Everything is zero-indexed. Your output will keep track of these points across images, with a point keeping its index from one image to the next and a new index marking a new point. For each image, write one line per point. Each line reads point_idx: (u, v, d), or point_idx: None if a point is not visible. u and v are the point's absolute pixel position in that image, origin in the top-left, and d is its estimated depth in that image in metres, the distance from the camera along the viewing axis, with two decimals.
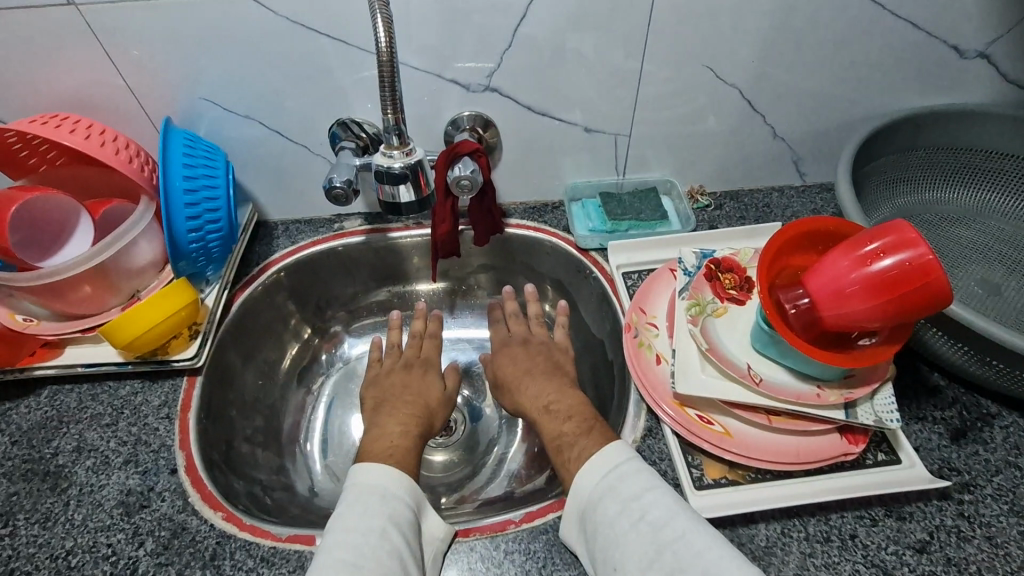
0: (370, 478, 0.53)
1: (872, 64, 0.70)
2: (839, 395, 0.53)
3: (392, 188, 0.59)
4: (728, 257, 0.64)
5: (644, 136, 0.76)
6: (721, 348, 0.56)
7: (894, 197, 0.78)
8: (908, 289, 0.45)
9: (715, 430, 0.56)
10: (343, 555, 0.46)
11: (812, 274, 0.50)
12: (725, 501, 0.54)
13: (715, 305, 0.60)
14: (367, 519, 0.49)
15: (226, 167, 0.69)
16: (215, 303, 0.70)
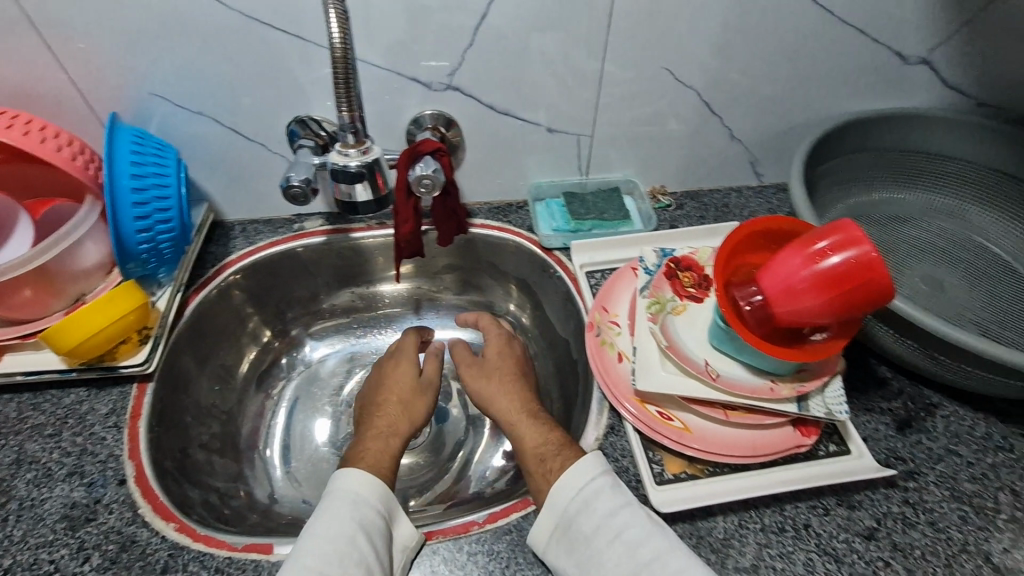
0: (347, 484, 0.52)
1: (823, 68, 0.72)
2: (792, 390, 0.55)
3: (348, 186, 0.58)
4: (687, 255, 0.65)
5: (606, 137, 0.77)
6: (679, 345, 0.57)
7: (846, 197, 0.80)
8: (855, 286, 0.46)
9: (675, 426, 0.57)
10: (315, 563, 0.46)
11: (765, 271, 0.51)
12: (684, 495, 0.55)
13: (675, 303, 0.61)
14: (337, 528, 0.48)
15: (178, 166, 0.67)
16: (167, 306, 0.68)
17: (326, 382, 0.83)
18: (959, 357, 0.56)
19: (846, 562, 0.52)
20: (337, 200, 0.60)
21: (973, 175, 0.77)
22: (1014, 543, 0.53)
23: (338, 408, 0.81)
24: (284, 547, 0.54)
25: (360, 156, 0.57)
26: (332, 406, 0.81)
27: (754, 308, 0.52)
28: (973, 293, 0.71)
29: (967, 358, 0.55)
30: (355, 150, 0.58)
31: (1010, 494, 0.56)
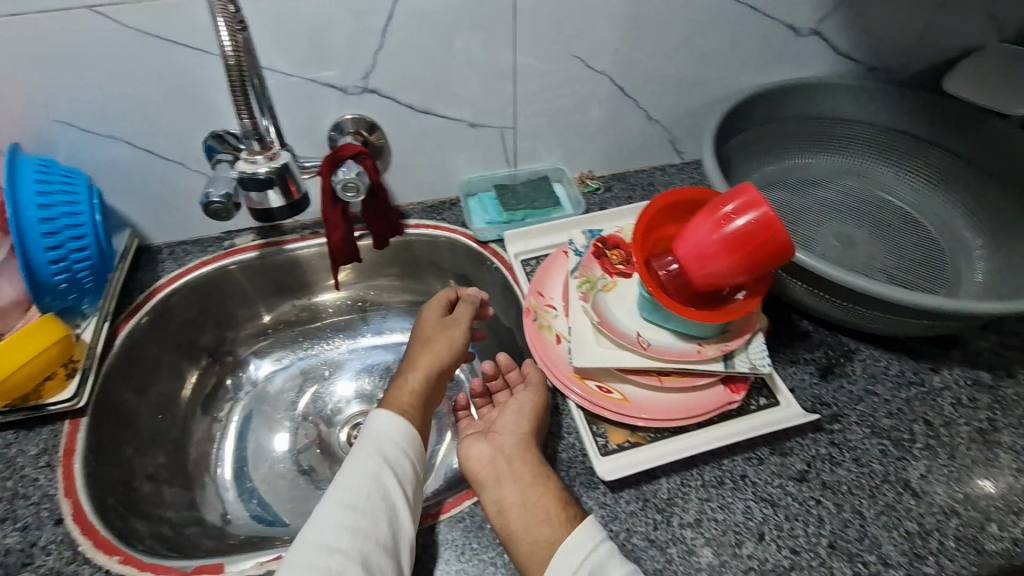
0: (373, 426, 0.57)
1: (724, 46, 0.76)
2: (718, 350, 0.57)
3: (259, 194, 0.58)
4: (613, 235, 0.68)
5: (529, 127, 0.79)
6: (612, 320, 0.59)
7: (762, 165, 0.84)
8: (758, 245, 0.49)
9: (614, 397, 0.59)
10: (342, 497, 0.51)
11: (679, 240, 0.54)
12: (629, 462, 0.56)
13: (605, 281, 0.63)
14: (366, 465, 0.53)
15: (91, 192, 0.65)
16: (94, 337, 0.65)
17: (275, 399, 0.82)
18: (862, 301, 0.61)
19: (781, 505, 0.55)
20: (250, 210, 0.59)
21: (872, 135, 0.83)
22: (928, 469, 0.57)
23: (294, 420, 0.80)
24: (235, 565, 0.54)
25: (269, 162, 0.57)
26: (288, 419, 0.80)
27: (672, 275, 0.55)
28: (880, 244, 0.76)
29: (869, 301, 0.60)
30: (263, 157, 0.58)
31: (922, 425, 0.60)
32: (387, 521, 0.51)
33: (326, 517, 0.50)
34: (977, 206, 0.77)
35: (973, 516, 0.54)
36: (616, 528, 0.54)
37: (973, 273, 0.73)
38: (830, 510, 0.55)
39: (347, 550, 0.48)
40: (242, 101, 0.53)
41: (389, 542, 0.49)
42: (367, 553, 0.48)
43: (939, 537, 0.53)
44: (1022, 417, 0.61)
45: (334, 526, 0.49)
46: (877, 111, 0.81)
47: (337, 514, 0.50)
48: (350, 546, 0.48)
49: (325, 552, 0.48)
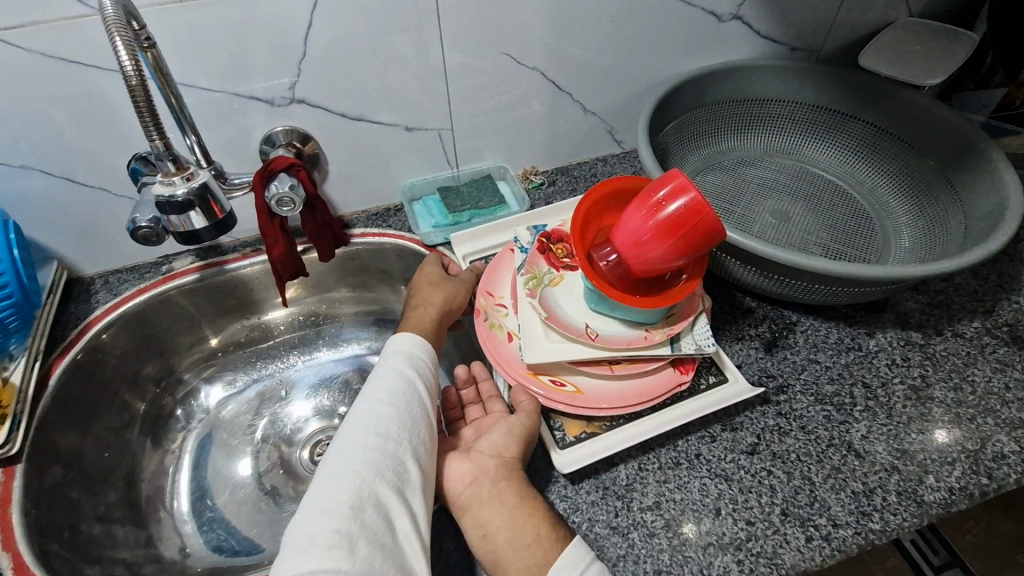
0: (402, 344, 0.62)
1: (650, 37, 0.78)
2: (664, 334, 0.58)
3: (180, 217, 0.55)
4: (557, 229, 0.68)
5: (466, 128, 0.79)
6: (559, 314, 0.59)
7: (698, 149, 0.86)
8: (691, 228, 0.50)
9: (568, 390, 0.59)
10: (383, 396, 0.55)
11: (616, 230, 0.55)
12: (588, 453, 0.57)
13: (552, 275, 0.62)
14: (398, 375, 0.58)
15: (5, 227, 0.61)
16: (24, 379, 0.62)
17: (231, 424, 0.79)
18: (792, 274, 0.63)
19: (735, 480, 0.57)
20: (174, 234, 0.56)
21: (799, 113, 0.86)
22: (869, 429, 0.60)
23: (253, 444, 0.78)
24: None
25: (186, 183, 0.55)
26: (247, 444, 0.78)
27: (613, 265, 0.55)
28: (814, 217, 0.80)
29: (798, 274, 0.63)
30: (181, 178, 0.55)
31: (862, 387, 0.63)
32: (426, 422, 0.55)
33: (373, 410, 0.54)
34: (899, 173, 0.81)
35: (913, 469, 0.57)
36: (578, 519, 0.55)
37: (900, 238, 0.77)
38: (781, 479, 0.56)
39: (398, 438, 0.52)
40: (152, 122, 0.51)
41: (428, 439, 0.54)
42: (413, 443, 0.53)
43: (882, 493, 0.55)
44: (950, 370, 0.65)
45: (383, 418, 0.53)
46: (802, 90, 0.85)
47: (383, 407, 0.54)
48: (398, 435, 0.52)
49: (379, 437, 0.51)
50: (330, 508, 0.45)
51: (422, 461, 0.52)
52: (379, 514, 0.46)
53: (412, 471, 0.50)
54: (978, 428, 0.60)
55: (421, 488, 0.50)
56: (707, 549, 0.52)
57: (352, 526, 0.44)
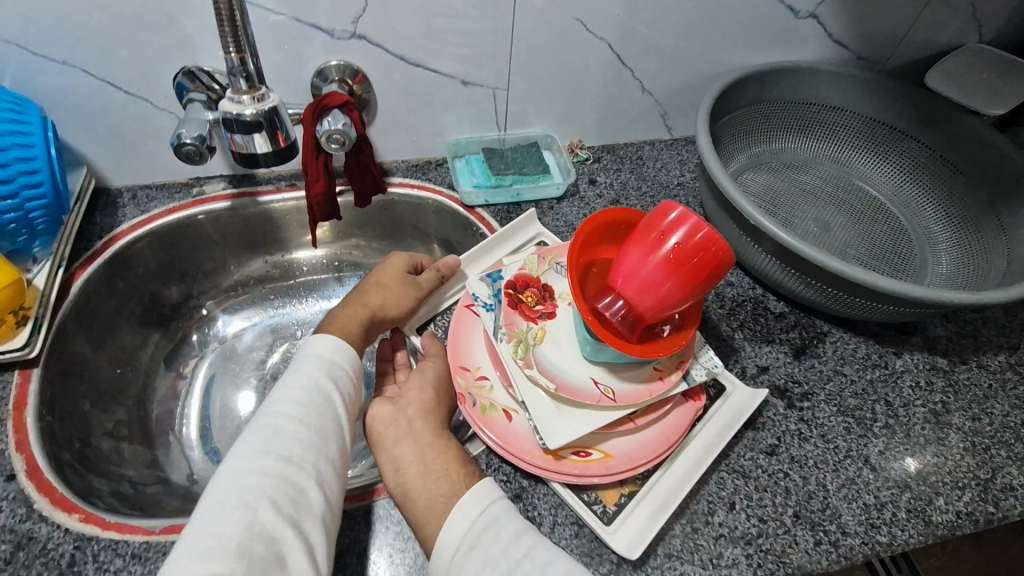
0: (323, 347, 0.56)
1: (724, 22, 0.76)
2: (678, 373, 0.55)
3: (244, 137, 0.52)
4: (518, 273, 0.61)
5: (521, 91, 0.77)
6: (566, 381, 0.53)
7: (747, 147, 0.86)
8: (700, 261, 0.46)
9: (597, 459, 0.53)
10: (289, 412, 0.49)
11: (619, 277, 0.49)
12: (634, 523, 0.52)
13: (532, 331, 0.57)
14: (311, 383, 0.52)
15: (44, 122, 0.58)
16: (47, 284, 0.60)
17: (245, 357, 0.79)
18: (829, 281, 0.64)
19: (752, 477, 0.57)
20: (233, 154, 0.54)
21: (853, 124, 0.85)
22: (886, 446, 0.61)
23: (261, 379, 0.77)
24: None
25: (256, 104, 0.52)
26: (255, 378, 0.77)
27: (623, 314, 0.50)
28: (854, 232, 0.79)
29: (834, 281, 0.64)
30: (250, 97, 0.53)
31: (883, 405, 0.64)
32: (336, 439, 0.51)
33: (277, 431, 0.48)
34: (945, 199, 0.81)
35: (923, 489, 0.58)
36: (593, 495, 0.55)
37: (938, 264, 0.77)
38: (796, 482, 0.57)
39: (301, 461, 0.47)
40: (230, 35, 0.49)
41: (337, 460, 0.50)
42: (320, 465, 0.48)
43: (893, 509, 0.56)
44: (971, 400, 0.65)
45: (288, 437, 0.48)
46: (862, 101, 0.83)
47: (284, 428, 0.48)
48: (304, 458, 0.47)
49: (280, 460, 0.46)
50: (212, 547, 0.40)
51: (328, 484, 0.48)
52: (273, 550, 0.42)
53: (315, 496, 0.46)
54: (990, 458, 0.61)
55: (323, 516, 0.46)
56: (718, 539, 0.53)
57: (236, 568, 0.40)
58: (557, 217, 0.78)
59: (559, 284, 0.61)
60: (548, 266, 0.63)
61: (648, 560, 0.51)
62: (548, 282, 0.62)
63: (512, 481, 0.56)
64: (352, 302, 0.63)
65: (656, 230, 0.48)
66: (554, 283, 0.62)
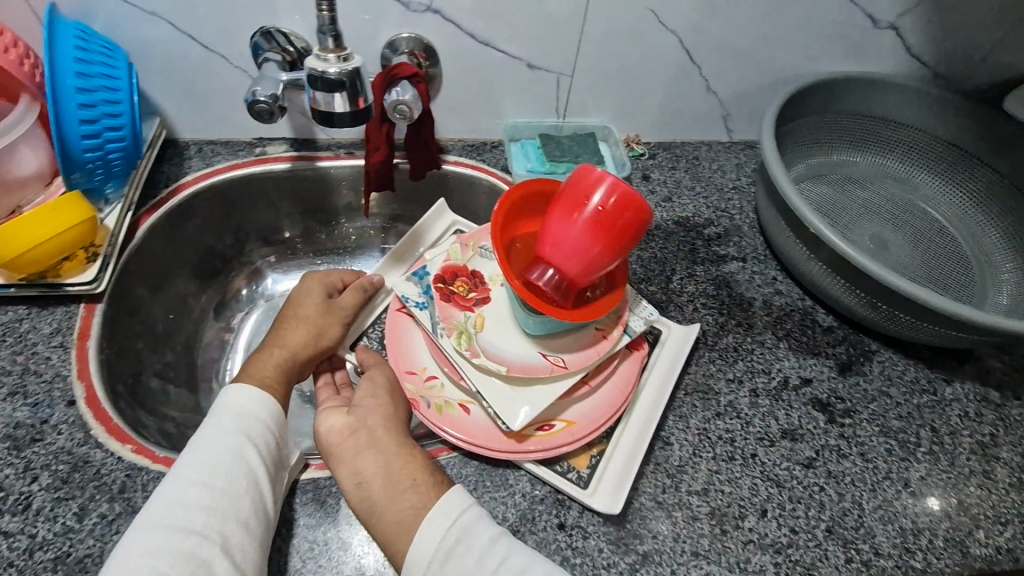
0: (239, 400, 0.52)
1: (798, 26, 0.74)
2: (618, 328, 0.57)
3: (326, 96, 0.53)
4: (444, 266, 0.62)
5: (586, 79, 0.76)
6: (515, 361, 0.55)
7: (808, 157, 0.84)
8: (623, 219, 0.47)
9: (560, 428, 0.55)
10: (194, 478, 0.47)
11: (545, 247, 0.49)
12: (608, 480, 0.54)
13: (472, 320, 0.58)
14: (222, 442, 0.49)
15: (130, 70, 0.60)
16: (117, 225, 0.63)
17: None
18: (885, 297, 0.62)
19: (786, 487, 0.56)
20: (312, 111, 0.55)
21: (921, 142, 0.83)
22: (928, 472, 0.59)
23: None
24: None
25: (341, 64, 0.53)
26: None
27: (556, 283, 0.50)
28: (912, 253, 0.77)
29: (889, 297, 0.62)
30: (336, 56, 0.53)
31: (928, 431, 0.62)
32: (252, 496, 0.47)
33: (181, 500, 0.45)
34: (1012, 228, 0.78)
35: (964, 521, 0.56)
36: None
37: (998, 294, 0.74)
38: (831, 498, 0.56)
39: (205, 531, 0.44)
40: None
41: (254, 516, 0.46)
42: (227, 531, 0.44)
43: (930, 536, 0.55)
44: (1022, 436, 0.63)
45: (191, 508, 0.45)
46: (933, 119, 0.80)
47: (188, 497, 0.45)
48: (209, 525, 0.44)
49: (181, 532, 0.44)
50: None
51: (240, 549, 0.44)
52: None
53: (220, 564, 0.43)
54: None
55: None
56: (747, 544, 0.52)
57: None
58: None
59: (486, 268, 0.63)
60: (471, 251, 0.64)
61: (675, 556, 0.51)
62: (475, 268, 0.63)
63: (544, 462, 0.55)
64: (269, 343, 0.61)
65: (576, 196, 0.48)
66: (481, 267, 0.63)
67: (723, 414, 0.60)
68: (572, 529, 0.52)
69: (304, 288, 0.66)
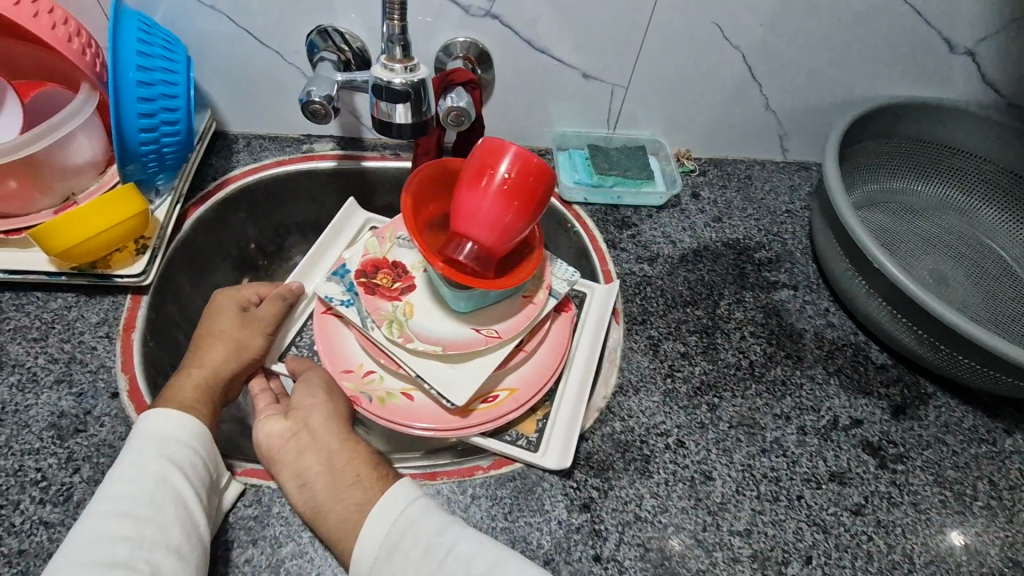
0: (155, 426, 0.49)
1: (868, 47, 0.71)
2: (543, 292, 0.62)
3: (388, 105, 0.51)
4: (363, 261, 0.64)
5: (641, 91, 0.74)
6: (448, 339, 0.58)
7: (867, 183, 0.80)
8: (530, 183, 0.50)
9: (504, 397, 0.59)
10: (115, 510, 0.44)
11: (461, 222, 0.50)
12: (553, 438, 0.57)
13: (400, 308, 0.60)
14: (143, 469, 0.46)
15: (188, 63, 0.60)
16: (167, 217, 0.63)
17: None
18: (949, 340, 0.59)
19: (833, 534, 0.54)
20: (373, 120, 0.53)
21: (990, 174, 0.78)
22: (985, 529, 0.56)
23: None
24: None
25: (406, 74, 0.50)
26: None
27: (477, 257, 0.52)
28: (974, 291, 0.73)
29: (954, 340, 0.59)
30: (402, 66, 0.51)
31: (987, 484, 0.59)
32: (182, 522, 0.45)
33: (102, 530, 0.43)
34: None
35: None
36: (665, 520, 0.52)
37: None
38: (881, 549, 0.53)
39: (131, 560, 0.42)
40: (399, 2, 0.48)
41: (187, 541, 0.44)
42: (155, 560, 0.42)
43: None
44: None
45: (112, 538, 0.42)
46: (1005, 151, 0.76)
47: (111, 527, 0.43)
48: (135, 555, 0.42)
49: (104, 565, 0.41)
50: None
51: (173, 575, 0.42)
52: None
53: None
54: None
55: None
56: None
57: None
58: (655, 226, 0.75)
59: (406, 257, 0.65)
60: (389, 242, 0.66)
61: None
62: (395, 259, 0.65)
63: (581, 489, 0.53)
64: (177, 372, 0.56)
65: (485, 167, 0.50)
66: (402, 257, 0.65)
67: (769, 451, 0.58)
68: (609, 561, 0.50)
69: (215, 305, 0.62)
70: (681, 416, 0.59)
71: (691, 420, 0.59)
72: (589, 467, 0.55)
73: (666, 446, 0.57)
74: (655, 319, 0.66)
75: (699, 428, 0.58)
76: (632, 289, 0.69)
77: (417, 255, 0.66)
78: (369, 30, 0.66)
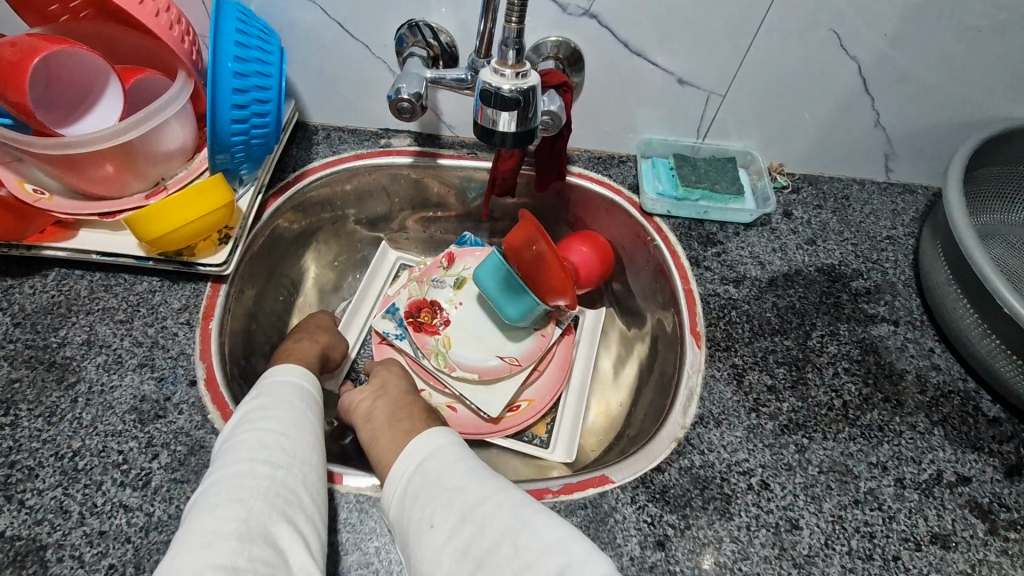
0: (284, 375, 0.55)
1: (1007, 61, 0.64)
2: (551, 324, 0.72)
3: (495, 112, 0.49)
4: (409, 302, 0.73)
5: (740, 101, 0.69)
6: (482, 367, 0.70)
7: (986, 211, 0.72)
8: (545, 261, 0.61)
9: (523, 408, 0.68)
10: (270, 424, 0.48)
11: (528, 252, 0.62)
12: (564, 435, 0.69)
13: (439, 342, 0.71)
14: (287, 402, 0.51)
15: (279, 53, 0.60)
16: (249, 207, 0.64)
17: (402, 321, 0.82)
18: None
19: None
20: (476, 126, 0.51)
21: None
22: None
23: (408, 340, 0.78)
24: (353, 479, 0.52)
25: (516, 80, 0.48)
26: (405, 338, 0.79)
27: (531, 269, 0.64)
28: None
29: None
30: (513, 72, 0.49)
31: None
32: (318, 448, 0.50)
33: (262, 437, 0.47)
34: None
35: None
36: (745, 569, 0.49)
37: None
38: None
39: (289, 467, 0.46)
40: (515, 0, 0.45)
41: (322, 465, 0.49)
42: (304, 472, 0.47)
43: None
44: None
45: (273, 446, 0.47)
46: None
47: (269, 436, 0.47)
48: (291, 463, 0.46)
49: (268, 466, 0.45)
50: (212, 543, 0.39)
51: (318, 491, 0.47)
52: (270, 552, 0.41)
53: (305, 494, 0.45)
54: None
55: (315, 514, 0.45)
56: None
57: (238, 559, 0.39)
58: (742, 245, 0.70)
59: (442, 296, 0.74)
60: (427, 284, 0.75)
61: None
62: (433, 298, 0.74)
63: (656, 526, 0.50)
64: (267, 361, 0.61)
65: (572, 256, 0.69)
66: (438, 296, 0.74)
67: (863, 503, 0.53)
68: None
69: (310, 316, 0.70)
70: (766, 455, 0.55)
71: (777, 460, 0.55)
72: (666, 502, 0.52)
73: (749, 487, 0.53)
74: (740, 347, 0.62)
75: (786, 470, 0.54)
76: (716, 312, 0.64)
77: (452, 288, 0.75)
78: (461, 26, 0.64)
